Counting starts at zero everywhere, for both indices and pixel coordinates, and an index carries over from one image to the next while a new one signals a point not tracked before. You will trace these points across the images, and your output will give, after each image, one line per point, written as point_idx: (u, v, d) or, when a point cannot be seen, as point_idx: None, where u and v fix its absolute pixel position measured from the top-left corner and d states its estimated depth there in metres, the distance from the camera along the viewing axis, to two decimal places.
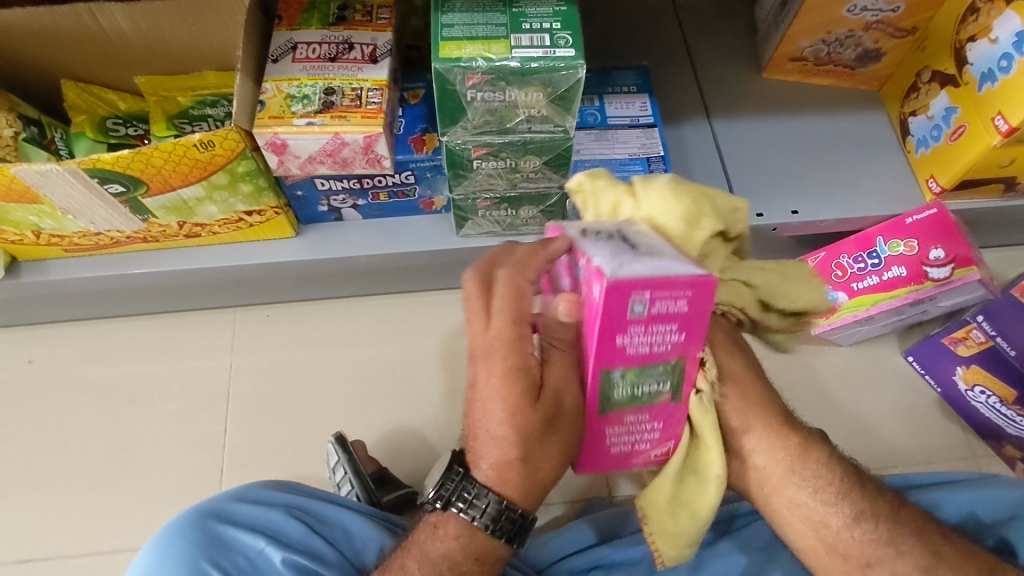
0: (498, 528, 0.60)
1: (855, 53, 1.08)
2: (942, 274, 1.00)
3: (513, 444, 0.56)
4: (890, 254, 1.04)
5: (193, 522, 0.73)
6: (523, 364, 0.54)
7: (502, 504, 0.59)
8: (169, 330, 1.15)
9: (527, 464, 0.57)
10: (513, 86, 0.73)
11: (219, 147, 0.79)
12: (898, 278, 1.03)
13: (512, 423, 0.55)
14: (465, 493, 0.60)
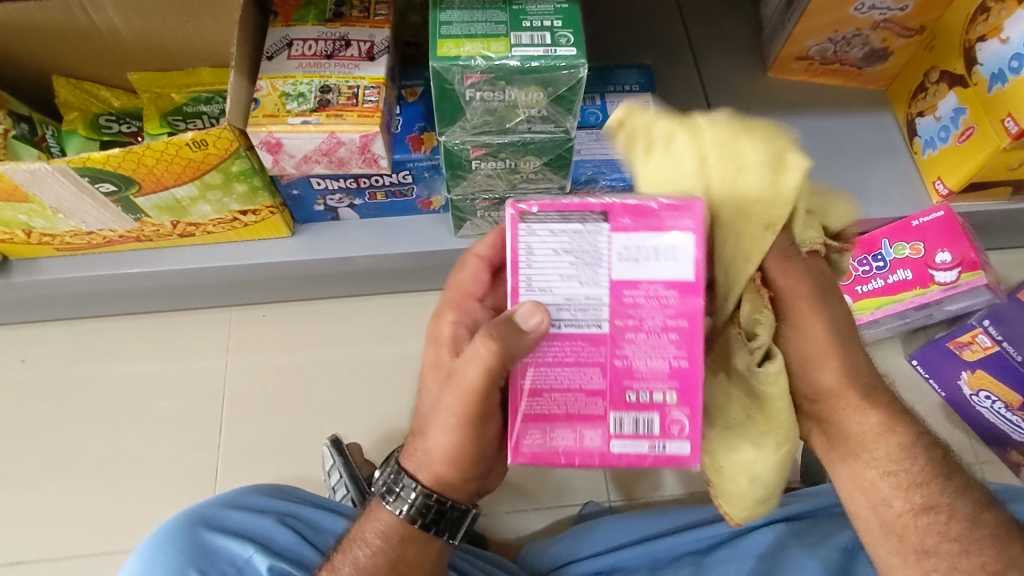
0: (430, 522, 0.58)
1: (862, 52, 1.06)
2: (948, 277, 1.00)
3: (424, 423, 0.57)
4: (895, 257, 1.03)
5: (183, 529, 0.72)
6: (439, 343, 0.56)
7: (422, 494, 0.57)
8: (164, 330, 1.14)
9: (436, 449, 0.56)
10: (512, 85, 0.71)
11: (212, 147, 0.78)
12: (904, 280, 1.02)
13: (429, 400, 0.57)
14: (392, 484, 0.59)
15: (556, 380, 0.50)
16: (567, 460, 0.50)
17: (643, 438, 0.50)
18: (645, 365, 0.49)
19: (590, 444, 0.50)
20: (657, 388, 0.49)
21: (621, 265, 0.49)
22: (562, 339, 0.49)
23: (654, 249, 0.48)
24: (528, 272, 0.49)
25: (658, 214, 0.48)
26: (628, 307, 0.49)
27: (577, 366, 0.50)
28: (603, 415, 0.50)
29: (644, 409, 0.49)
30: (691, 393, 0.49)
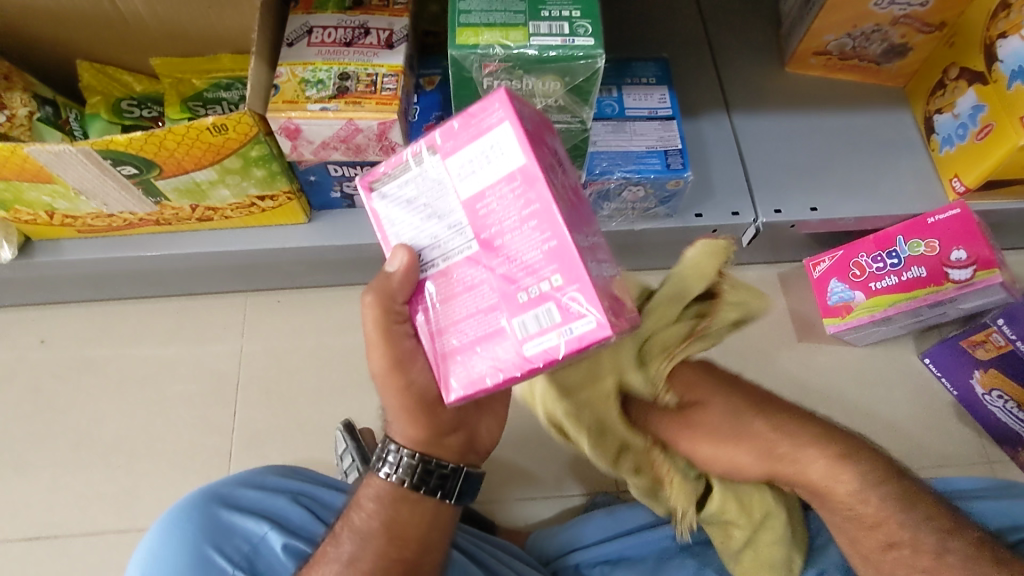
0: (419, 482, 0.63)
1: (880, 48, 1.06)
2: (962, 275, 0.98)
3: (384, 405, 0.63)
4: (910, 254, 1.01)
5: (199, 506, 0.73)
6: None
7: (405, 455, 0.62)
8: (181, 314, 1.16)
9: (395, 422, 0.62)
10: (530, 74, 0.71)
11: (232, 131, 0.79)
12: (918, 278, 1.01)
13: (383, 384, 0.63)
14: (379, 453, 0.64)
15: (453, 313, 0.53)
16: (487, 380, 0.52)
17: (547, 328, 0.50)
18: (519, 264, 0.51)
19: (505, 357, 0.51)
20: (540, 278, 0.50)
21: (463, 186, 0.52)
22: (435, 280, 0.54)
23: (482, 156, 0.52)
24: (391, 233, 0.55)
25: (470, 125, 0.53)
26: (485, 219, 0.52)
27: (465, 291, 0.53)
28: (502, 324, 0.51)
29: (535, 304, 0.50)
30: (570, 266, 0.49)
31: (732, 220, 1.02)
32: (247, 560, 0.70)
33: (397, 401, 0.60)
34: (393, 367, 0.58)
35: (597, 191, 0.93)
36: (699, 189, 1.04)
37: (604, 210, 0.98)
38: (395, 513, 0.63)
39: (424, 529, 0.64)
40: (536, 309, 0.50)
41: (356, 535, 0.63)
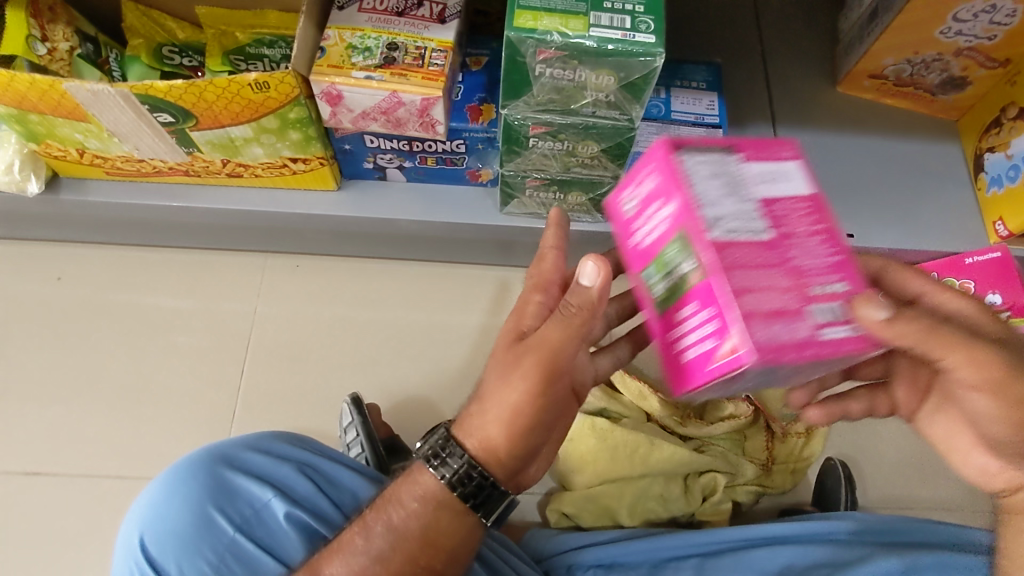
0: (469, 494, 0.59)
1: (939, 78, 1.03)
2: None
3: (487, 394, 0.58)
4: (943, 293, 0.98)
5: (207, 464, 0.73)
6: (516, 322, 0.60)
7: (469, 466, 0.59)
8: (199, 267, 1.15)
9: (493, 421, 0.58)
10: (585, 66, 0.69)
11: (274, 90, 0.77)
12: None
13: (489, 375, 0.58)
14: (437, 449, 0.60)
15: (750, 279, 0.47)
16: (784, 353, 0.45)
17: (837, 324, 0.47)
18: (816, 264, 0.49)
19: (802, 334, 0.46)
20: (832, 280, 0.49)
21: (766, 184, 0.52)
22: (736, 246, 0.48)
23: (778, 168, 0.53)
24: (695, 188, 0.50)
25: (767, 142, 0.55)
26: (783, 216, 0.51)
27: (762, 265, 0.48)
28: (797, 309, 0.47)
29: (827, 300, 0.48)
30: (856, 280, 0.50)
31: None
32: (247, 524, 0.70)
33: (520, 408, 0.57)
34: (545, 383, 0.56)
35: None
36: None
37: None
38: (430, 520, 0.60)
39: (453, 539, 0.60)
40: (831, 310, 0.48)
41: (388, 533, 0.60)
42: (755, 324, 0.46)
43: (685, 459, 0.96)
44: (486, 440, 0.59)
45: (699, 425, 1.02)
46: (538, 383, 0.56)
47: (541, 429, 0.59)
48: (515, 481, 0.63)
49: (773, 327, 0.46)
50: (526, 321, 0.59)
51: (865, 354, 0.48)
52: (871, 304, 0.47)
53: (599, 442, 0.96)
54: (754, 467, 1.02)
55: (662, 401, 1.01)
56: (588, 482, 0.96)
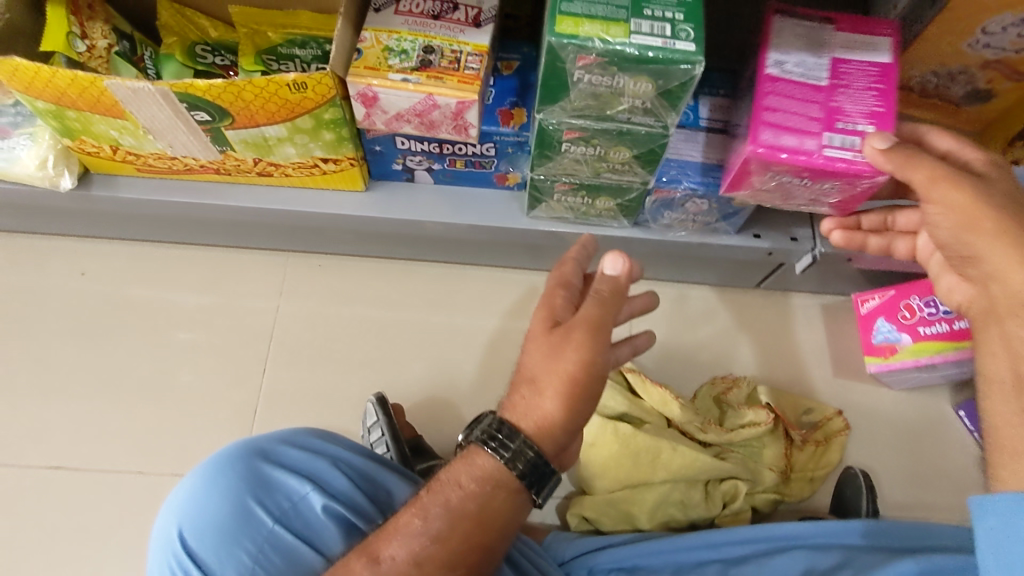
0: (524, 474, 0.63)
1: (964, 90, 1.03)
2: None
3: (536, 372, 0.65)
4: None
5: (243, 456, 0.72)
6: (550, 311, 0.68)
7: (526, 445, 0.63)
8: (221, 265, 1.16)
9: (548, 397, 0.64)
10: (623, 72, 0.69)
11: (311, 90, 0.78)
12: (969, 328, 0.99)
13: (533, 358, 0.66)
14: (492, 432, 0.64)
15: (793, 106, 0.78)
16: (793, 153, 0.76)
17: (846, 150, 0.76)
18: (854, 110, 0.77)
19: (810, 147, 0.76)
20: (861, 123, 0.77)
21: (842, 53, 0.80)
22: (797, 84, 0.78)
23: (864, 42, 0.81)
24: (778, 48, 0.80)
25: (870, 28, 0.81)
26: (843, 78, 0.79)
27: (808, 101, 0.78)
28: (818, 131, 0.77)
29: (849, 133, 0.76)
30: (883, 125, 0.76)
31: (790, 245, 1.00)
32: (285, 517, 0.69)
33: (574, 378, 0.64)
34: (593, 352, 0.64)
35: (660, 199, 0.92)
36: (761, 210, 1.02)
37: (663, 218, 0.97)
38: (488, 500, 0.63)
39: (507, 517, 0.64)
40: (848, 141, 0.76)
41: (447, 514, 0.62)
42: (776, 134, 0.77)
43: (706, 466, 0.96)
44: (542, 417, 0.64)
45: (719, 432, 1.03)
46: (585, 351, 0.64)
47: (590, 402, 0.66)
48: (561, 459, 0.68)
49: (789, 143, 0.76)
50: (559, 310, 0.68)
51: (859, 175, 0.76)
52: (880, 137, 0.65)
53: (621, 447, 0.96)
54: (773, 475, 1.02)
55: (682, 406, 1.02)
56: (609, 487, 0.97)
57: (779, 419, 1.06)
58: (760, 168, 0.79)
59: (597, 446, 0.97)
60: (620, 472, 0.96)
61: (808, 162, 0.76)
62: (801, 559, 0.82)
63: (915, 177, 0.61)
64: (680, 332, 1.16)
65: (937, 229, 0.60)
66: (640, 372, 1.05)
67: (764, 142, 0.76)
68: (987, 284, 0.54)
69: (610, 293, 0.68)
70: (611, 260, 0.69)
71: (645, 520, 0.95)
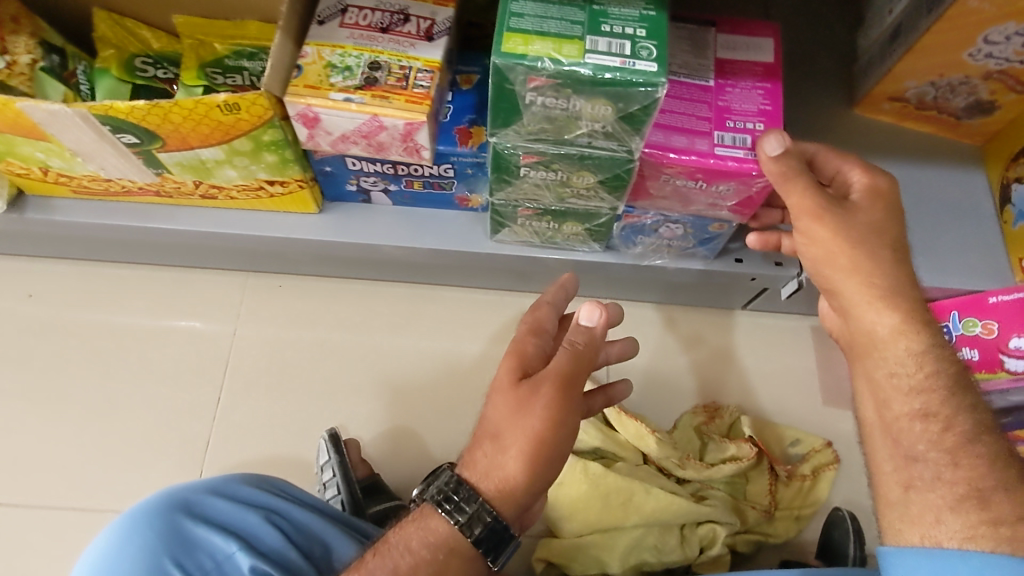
0: (481, 541, 0.58)
1: (965, 102, 0.96)
2: (1018, 366, 0.88)
3: (500, 428, 0.59)
4: (964, 333, 0.92)
5: (163, 511, 0.67)
6: (520, 359, 0.62)
7: (484, 508, 0.58)
8: (176, 286, 1.10)
9: (511, 457, 0.58)
10: (579, 95, 0.63)
11: (245, 112, 0.71)
12: (969, 361, 0.91)
13: (497, 411, 0.60)
14: (449, 492, 0.58)
15: (678, 107, 0.73)
16: (682, 151, 0.70)
17: (738, 148, 0.70)
18: (740, 108, 0.73)
19: (700, 147, 0.71)
20: (752, 120, 0.72)
21: (724, 53, 0.76)
22: (684, 85, 0.74)
23: (747, 43, 0.77)
24: None
25: (748, 29, 0.78)
26: (730, 78, 0.75)
27: (693, 101, 0.73)
28: (708, 130, 0.71)
29: (739, 131, 0.71)
30: (772, 123, 0.72)
31: (775, 270, 0.94)
32: None
33: (541, 439, 0.58)
34: (563, 412, 0.59)
35: (629, 224, 0.86)
36: (742, 232, 0.96)
37: (636, 244, 0.90)
38: (443, 568, 0.58)
39: None
40: (738, 140, 0.71)
41: None
42: (661, 134, 0.71)
43: (681, 509, 0.90)
44: (504, 479, 0.58)
45: (698, 468, 0.96)
46: (552, 409, 0.58)
47: (557, 462, 0.60)
48: (522, 521, 0.62)
49: (674, 142, 0.71)
50: (529, 359, 0.63)
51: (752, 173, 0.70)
52: (774, 140, 0.64)
53: (591, 488, 0.90)
54: (756, 513, 0.97)
55: (658, 441, 0.96)
56: (578, 530, 0.91)
57: (763, 453, 0.99)
58: (655, 171, 0.73)
59: (565, 486, 0.91)
60: (592, 513, 0.90)
61: (699, 162, 0.70)
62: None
63: (792, 202, 0.62)
64: (660, 357, 1.09)
65: (802, 257, 0.63)
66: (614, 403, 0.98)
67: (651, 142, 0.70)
68: (846, 316, 0.58)
69: (583, 344, 0.62)
70: (588, 310, 0.63)
71: (617, 565, 0.89)
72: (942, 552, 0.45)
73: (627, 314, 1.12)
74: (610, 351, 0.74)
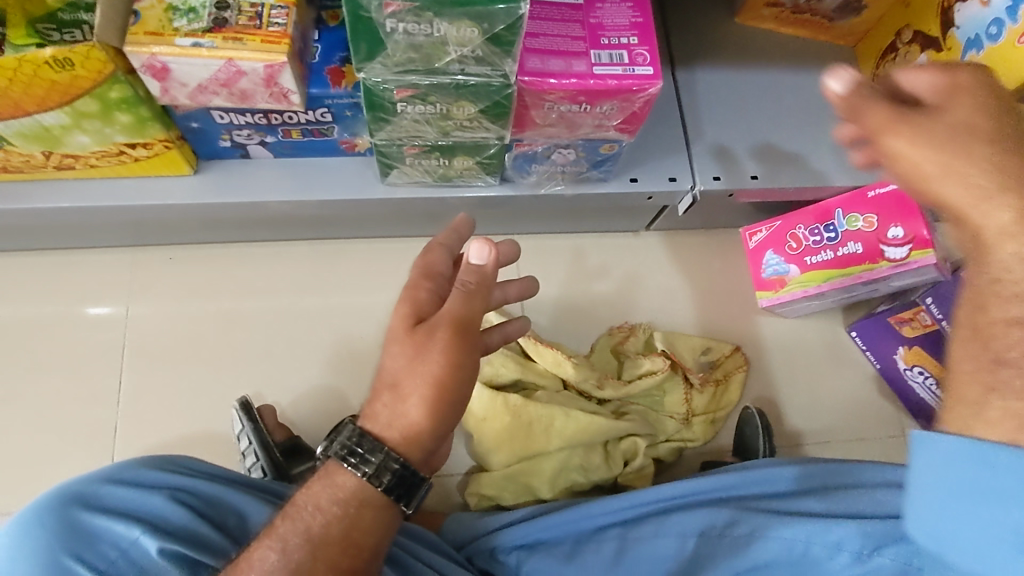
0: (391, 490, 0.58)
1: (835, 3, 0.98)
2: (898, 254, 0.93)
3: (399, 377, 0.58)
4: (848, 229, 0.97)
5: (54, 507, 0.62)
6: (413, 306, 0.60)
7: (389, 457, 0.57)
8: (55, 270, 1.02)
9: (413, 404, 0.57)
10: (441, 18, 0.60)
11: (81, 68, 0.65)
12: (853, 254, 0.96)
13: (395, 361, 0.58)
14: (350, 446, 0.57)
15: (550, 30, 0.72)
16: (561, 75, 0.69)
17: (616, 65, 0.70)
18: (612, 23, 0.72)
19: (579, 69, 0.70)
20: (625, 35, 0.72)
21: None
22: (552, 5, 0.73)
23: None
24: None
25: None
26: None
27: (564, 21, 0.72)
28: (584, 50, 0.70)
29: (614, 48, 0.71)
30: (645, 36, 0.72)
31: (669, 186, 0.95)
32: (114, 568, 0.61)
33: (440, 383, 0.57)
34: (459, 354, 0.58)
35: (521, 154, 0.85)
36: (637, 152, 0.96)
37: (531, 173, 0.89)
38: (355, 521, 0.58)
39: (378, 538, 0.58)
40: (615, 59, 0.70)
41: (308, 544, 0.56)
42: (539, 60, 0.70)
43: (601, 428, 0.93)
44: (407, 427, 0.58)
45: (617, 386, 1.00)
46: (448, 351, 0.57)
47: (459, 405, 0.59)
48: (432, 465, 0.62)
49: (551, 69, 0.69)
50: (422, 305, 0.61)
51: (632, 90, 0.70)
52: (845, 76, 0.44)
53: (512, 419, 0.92)
54: (674, 423, 1.02)
55: (575, 365, 0.98)
56: (505, 461, 0.93)
57: (676, 364, 1.04)
58: (539, 100, 0.72)
59: (489, 420, 0.93)
60: (517, 443, 0.92)
61: (579, 84, 0.69)
62: (697, 525, 0.76)
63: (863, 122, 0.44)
64: (572, 285, 1.11)
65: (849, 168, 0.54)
66: (531, 334, 0.99)
67: (530, 71, 0.69)
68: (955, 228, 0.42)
69: (476, 282, 0.60)
70: (478, 246, 0.61)
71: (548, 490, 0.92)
72: (998, 451, 0.38)
73: (536, 247, 1.12)
74: (510, 290, 0.70)
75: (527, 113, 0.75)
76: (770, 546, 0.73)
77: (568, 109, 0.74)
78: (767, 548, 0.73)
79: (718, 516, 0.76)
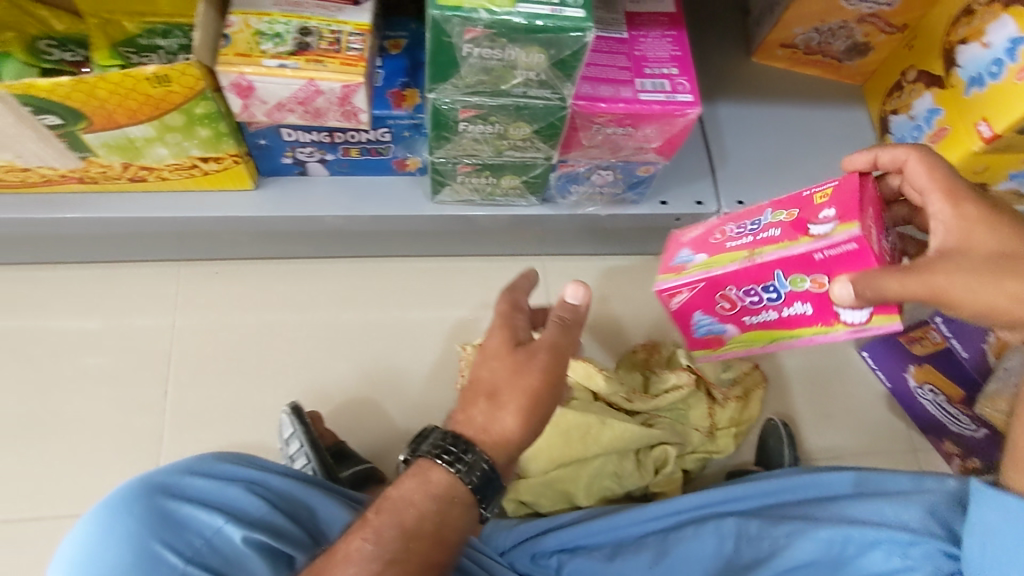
0: (479, 491, 0.59)
1: (844, 45, 1.07)
2: (855, 317, 0.62)
3: (497, 386, 0.60)
4: (790, 290, 0.64)
5: (141, 497, 0.66)
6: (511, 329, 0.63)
7: (480, 458, 0.58)
8: (104, 282, 1.06)
9: (511, 412, 0.59)
10: (514, 44, 0.67)
11: (176, 84, 0.71)
12: (802, 315, 0.65)
13: (495, 371, 0.60)
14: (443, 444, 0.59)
15: (599, 60, 0.79)
16: (610, 99, 0.76)
17: (659, 92, 0.77)
18: (654, 56, 0.79)
19: (626, 95, 0.76)
20: (666, 67, 0.79)
21: (632, 4, 0.82)
22: (601, 38, 0.80)
23: None
24: None
25: None
26: (640, 31, 0.81)
27: (612, 53, 0.79)
28: (630, 79, 0.77)
29: (657, 77, 0.78)
30: (685, 68, 0.79)
31: (696, 209, 1.01)
32: (200, 555, 0.64)
33: (539, 397, 0.60)
34: (558, 378, 0.61)
35: (564, 174, 0.91)
36: (666, 177, 1.03)
37: (570, 194, 0.96)
38: (444, 519, 0.58)
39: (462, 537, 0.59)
40: (660, 87, 0.77)
41: (404, 535, 0.57)
42: (590, 85, 0.76)
43: (635, 436, 0.97)
44: (502, 433, 0.59)
45: (645, 399, 1.03)
46: (550, 373, 0.60)
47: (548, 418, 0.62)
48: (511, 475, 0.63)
49: (600, 94, 0.76)
50: (519, 330, 0.63)
51: (674, 115, 0.77)
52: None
53: (551, 428, 0.96)
54: (699, 436, 1.05)
55: (607, 378, 1.01)
56: (544, 468, 0.96)
57: (700, 379, 1.07)
58: (588, 122, 0.78)
59: None
60: (557, 451, 0.96)
61: (627, 108, 0.76)
62: (728, 532, 0.79)
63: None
64: (599, 304, 1.16)
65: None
66: None
67: (583, 94, 0.76)
68: None
69: (573, 317, 0.64)
70: (579, 287, 0.64)
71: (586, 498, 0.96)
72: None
73: (565, 267, 1.17)
74: None
75: (575, 135, 0.81)
76: (808, 544, 0.76)
77: (614, 132, 0.80)
78: (806, 547, 0.76)
79: (745, 524, 0.79)
